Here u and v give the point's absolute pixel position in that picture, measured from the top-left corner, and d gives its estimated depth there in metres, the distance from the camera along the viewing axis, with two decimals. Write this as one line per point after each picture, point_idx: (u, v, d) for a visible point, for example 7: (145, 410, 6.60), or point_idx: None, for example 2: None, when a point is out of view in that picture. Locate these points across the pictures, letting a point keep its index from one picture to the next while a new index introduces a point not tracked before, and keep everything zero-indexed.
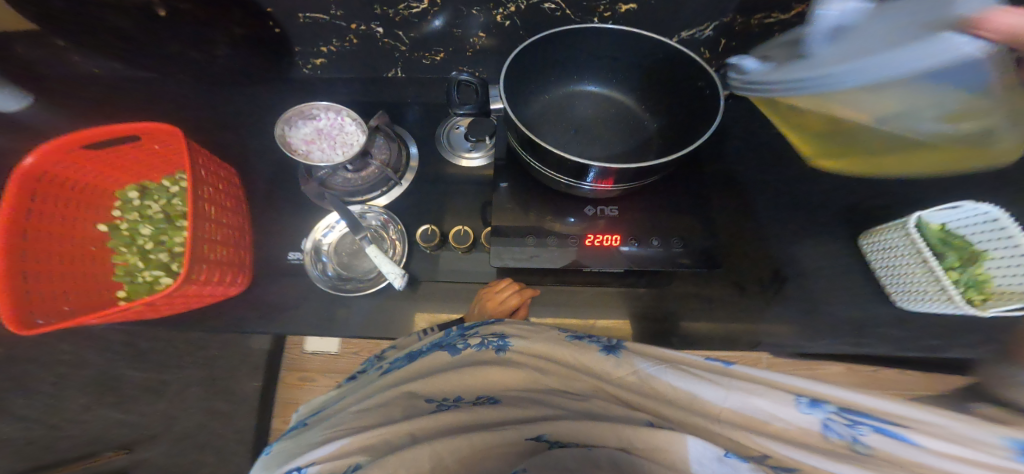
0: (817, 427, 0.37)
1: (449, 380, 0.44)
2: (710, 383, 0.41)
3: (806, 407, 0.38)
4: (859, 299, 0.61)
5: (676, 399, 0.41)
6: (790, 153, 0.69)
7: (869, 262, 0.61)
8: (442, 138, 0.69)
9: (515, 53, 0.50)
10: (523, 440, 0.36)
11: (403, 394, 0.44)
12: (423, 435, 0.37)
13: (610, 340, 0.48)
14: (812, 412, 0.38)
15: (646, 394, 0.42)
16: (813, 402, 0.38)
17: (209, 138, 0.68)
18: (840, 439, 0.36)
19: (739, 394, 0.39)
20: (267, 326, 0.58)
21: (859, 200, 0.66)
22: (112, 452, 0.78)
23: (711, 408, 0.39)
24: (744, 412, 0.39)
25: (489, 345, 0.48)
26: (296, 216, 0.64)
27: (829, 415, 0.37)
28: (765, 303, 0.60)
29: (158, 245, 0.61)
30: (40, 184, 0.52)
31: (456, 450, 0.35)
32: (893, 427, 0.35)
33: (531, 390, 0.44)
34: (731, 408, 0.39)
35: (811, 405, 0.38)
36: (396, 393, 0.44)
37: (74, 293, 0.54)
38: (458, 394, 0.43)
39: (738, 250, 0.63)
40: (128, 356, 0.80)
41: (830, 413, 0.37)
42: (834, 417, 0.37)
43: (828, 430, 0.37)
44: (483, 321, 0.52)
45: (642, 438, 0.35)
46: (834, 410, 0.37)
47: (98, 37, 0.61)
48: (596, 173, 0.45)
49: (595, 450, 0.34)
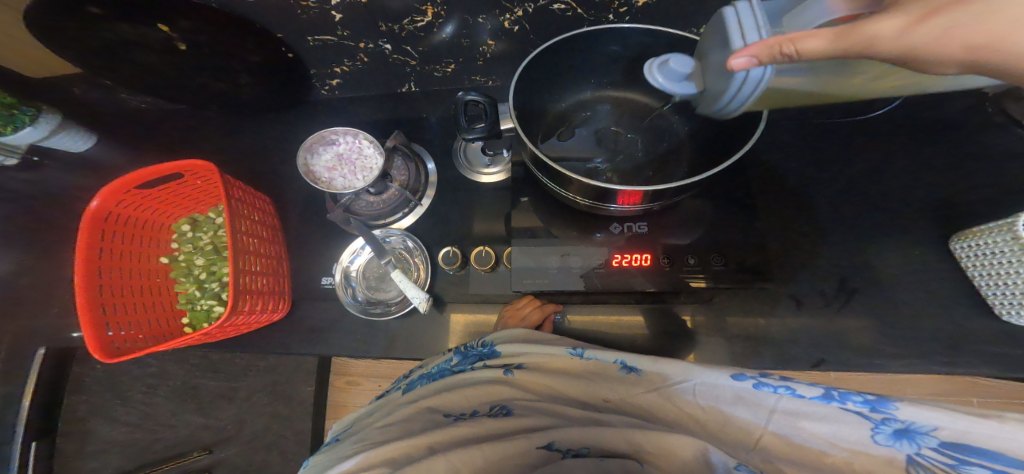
0: (898, 461, 0.30)
1: (465, 396, 0.44)
2: (747, 405, 0.35)
3: (886, 438, 0.30)
4: (947, 311, 0.52)
5: (705, 419, 0.38)
6: (849, 144, 0.60)
7: (967, 271, 0.52)
8: (459, 155, 0.67)
9: (524, 64, 0.45)
10: (537, 449, 0.38)
11: (424, 409, 0.43)
12: (445, 445, 0.37)
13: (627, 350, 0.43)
14: (894, 444, 0.30)
15: (674, 413, 0.40)
16: (899, 433, 0.29)
17: (244, 168, 0.71)
18: None
19: (784, 417, 0.34)
20: (310, 348, 0.61)
21: (944, 194, 0.56)
22: (196, 452, 0.88)
23: (746, 437, 0.36)
24: (790, 438, 0.34)
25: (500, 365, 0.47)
26: (328, 241, 0.66)
27: (921, 450, 0.29)
28: (826, 319, 0.53)
29: (211, 275, 0.67)
30: (107, 224, 0.57)
31: (472, 460, 0.36)
32: None
33: (550, 399, 0.44)
34: (773, 431, 0.35)
35: (894, 435, 0.30)
36: (416, 409, 0.43)
37: (148, 323, 0.60)
38: (474, 407, 0.43)
39: (794, 259, 0.55)
40: (202, 365, 0.91)
41: (924, 448, 0.29)
42: (926, 454, 0.28)
43: (913, 463, 0.29)
44: (484, 345, 0.51)
45: (654, 443, 0.38)
46: (933, 445, 0.28)
47: (134, 76, 0.63)
48: (619, 195, 0.42)
49: (606, 459, 0.39)
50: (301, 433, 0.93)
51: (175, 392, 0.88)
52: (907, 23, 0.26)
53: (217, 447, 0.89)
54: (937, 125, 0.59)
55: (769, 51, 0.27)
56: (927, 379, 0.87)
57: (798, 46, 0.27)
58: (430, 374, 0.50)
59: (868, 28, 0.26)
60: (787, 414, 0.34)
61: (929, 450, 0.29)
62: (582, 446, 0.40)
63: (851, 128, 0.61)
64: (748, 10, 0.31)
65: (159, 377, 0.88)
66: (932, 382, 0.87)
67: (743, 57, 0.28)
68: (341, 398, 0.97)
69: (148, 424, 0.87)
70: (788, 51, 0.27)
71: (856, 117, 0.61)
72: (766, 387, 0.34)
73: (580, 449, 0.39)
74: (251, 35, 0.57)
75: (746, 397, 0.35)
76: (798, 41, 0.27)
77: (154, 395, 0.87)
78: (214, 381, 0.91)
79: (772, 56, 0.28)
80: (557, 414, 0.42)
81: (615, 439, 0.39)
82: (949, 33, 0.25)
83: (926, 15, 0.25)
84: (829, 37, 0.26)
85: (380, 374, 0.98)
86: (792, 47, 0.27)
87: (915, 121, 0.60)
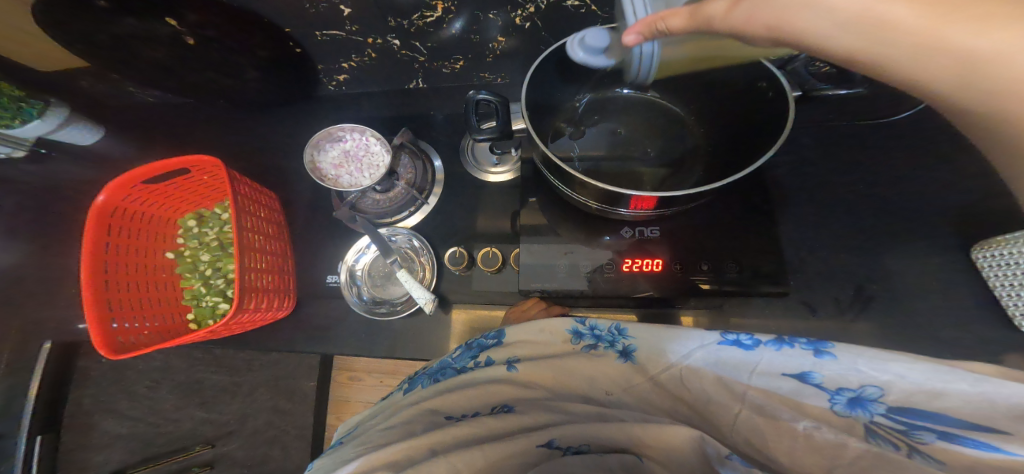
0: (857, 428, 0.33)
1: (465, 395, 0.42)
2: (724, 384, 0.38)
3: (844, 407, 0.33)
4: (966, 322, 0.51)
5: (691, 399, 0.41)
6: (866, 149, 0.59)
7: (988, 281, 0.50)
8: (466, 153, 0.66)
9: (536, 62, 0.45)
10: (536, 447, 0.39)
11: (424, 412, 0.41)
12: (446, 448, 0.37)
13: (625, 342, 0.41)
14: (851, 413, 0.33)
15: (669, 397, 0.42)
16: (853, 402, 0.32)
17: (250, 163, 0.70)
18: (889, 446, 0.31)
19: (757, 391, 0.37)
20: (313, 345, 0.61)
21: (965, 202, 0.55)
22: (199, 446, 0.87)
23: (727, 413, 0.39)
24: (765, 409, 0.37)
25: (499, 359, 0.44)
26: (334, 238, 0.65)
27: (873, 416, 0.32)
28: (840, 327, 0.52)
29: (217, 271, 0.67)
30: (113, 218, 0.57)
31: (472, 462, 0.36)
32: (969, 435, 0.27)
33: (552, 396, 0.43)
34: (749, 404, 0.38)
35: (849, 404, 0.32)
36: (416, 411, 0.42)
37: (155, 318, 0.60)
38: (475, 408, 0.41)
39: (807, 265, 0.54)
40: (207, 360, 0.90)
41: (876, 415, 0.31)
42: (878, 420, 0.31)
43: (871, 431, 0.32)
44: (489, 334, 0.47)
45: (649, 435, 0.40)
46: (883, 412, 0.31)
47: (140, 69, 0.63)
48: (632, 200, 0.41)
49: (605, 455, 0.41)
50: (303, 429, 0.94)
51: (179, 387, 0.88)
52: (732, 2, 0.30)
53: (219, 442, 0.89)
54: (961, 130, 0.57)
55: (648, 28, 0.34)
56: None
57: (665, 24, 0.33)
58: (432, 372, 0.47)
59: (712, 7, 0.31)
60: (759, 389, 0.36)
61: (880, 416, 0.31)
62: (581, 443, 0.42)
63: (869, 133, 0.59)
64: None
65: (164, 372, 0.88)
66: None
67: (632, 34, 0.35)
68: (345, 393, 0.99)
69: (152, 418, 0.86)
70: (659, 27, 0.33)
71: (876, 120, 0.59)
72: (733, 353, 0.36)
73: (581, 446, 0.42)
74: (258, 29, 0.56)
75: (725, 377, 0.38)
76: (664, 20, 0.33)
77: (159, 389, 0.87)
78: (219, 375, 0.91)
79: (652, 32, 0.34)
80: (557, 410, 0.42)
81: (614, 433, 0.41)
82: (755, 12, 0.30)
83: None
84: (682, 17, 0.32)
85: (381, 370, 1.00)
86: (662, 24, 0.33)
87: (936, 126, 0.58)
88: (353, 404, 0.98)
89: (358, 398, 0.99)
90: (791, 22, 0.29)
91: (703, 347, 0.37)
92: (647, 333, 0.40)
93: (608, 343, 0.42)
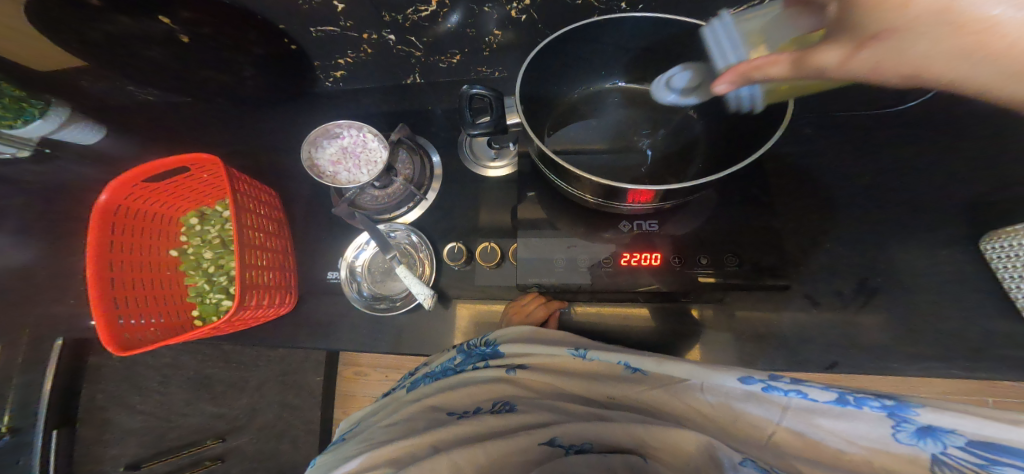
0: (922, 459, 0.29)
1: (464, 393, 0.43)
2: (761, 403, 0.35)
3: (908, 436, 0.29)
4: (973, 314, 0.50)
5: (716, 416, 0.38)
6: (872, 139, 0.57)
7: (998, 274, 0.49)
8: (464, 148, 0.66)
9: (531, 56, 0.43)
10: (537, 445, 0.38)
11: (425, 408, 0.43)
12: (446, 445, 0.37)
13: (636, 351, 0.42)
14: (917, 442, 0.29)
15: (681, 407, 0.40)
16: (922, 431, 0.29)
17: (250, 162, 0.71)
18: None
19: (799, 414, 0.33)
20: (315, 342, 0.61)
21: (972, 192, 0.54)
22: (210, 441, 0.89)
23: (759, 434, 0.35)
24: (804, 434, 0.34)
25: (500, 362, 0.46)
26: (334, 235, 0.66)
27: (947, 449, 0.28)
28: (844, 320, 0.51)
29: (219, 268, 0.67)
30: (116, 217, 0.57)
31: (474, 458, 0.36)
32: None
33: (552, 397, 0.44)
34: (787, 428, 0.34)
35: (916, 433, 0.29)
36: (418, 408, 0.43)
37: (162, 315, 0.61)
38: (477, 405, 0.43)
39: (811, 259, 0.53)
40: (215, 356, 0.92)
41: (949, 447, 0.28)
42: (953, 453, 0.28)
43: (939, 463, 0.28)
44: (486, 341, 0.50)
45: (654, 437, 0.38)
46: (960, 444, 0.28)
47: (137, 67, 0.63)
48: (629, 193, 0.41)
49: (609, 455, 0.38)
50: (311, 422, 0.96)
51: (188, 382, 0.89)
52: (845, 53, 0.27)
53: (230, 436, 0.91)
54: (969, 120, 0.56)
55: (742, 76, 0.35)
56: (938, 383, 0.85)
57: (764, 72, 0.33)
58: (433, 373, 0.49)
59: (815, 55, 0.29)
60: (802, 411, 0.33)
61: (955, 449, 0.28)
62: (583, 441, 0.39)
63: (875, 123, 0.58)
64: (723, 28, 0.41)
65: (174, 367, 0.89)
66: (943, 384, 0.85)
67: (722, 82, 0.37)
68: (350, 388, 1.04)
69: (163, 412, 0.87)
70: (755, 76, 0.34)
71: (887, 108, 0.57)
72: (776, 391, 0.34)
73: (583, 444, 0.39)
74: (253, 26, 0.56)
75: (759, 394, 0.35)
76: (764, 69, 0.33)
77: (169, 385, 0.89)
78: (227, 371, 0.92)
79: (747, 78, 0.35)
80: (558, 409, 0.42)
81: (619, 434, 0.39)
82: (886, 61, 0.25)
83: (861, 45, 0.26)
84: (782, 66, 0.31)
85: (385, 365, 1.02)
86: (761, 71, 0.33)
87: (945, 115, 0.57)
88: (357, 398, 1.03)
89: (362, 393, 1.03)
90: (930, 73, 0.25)
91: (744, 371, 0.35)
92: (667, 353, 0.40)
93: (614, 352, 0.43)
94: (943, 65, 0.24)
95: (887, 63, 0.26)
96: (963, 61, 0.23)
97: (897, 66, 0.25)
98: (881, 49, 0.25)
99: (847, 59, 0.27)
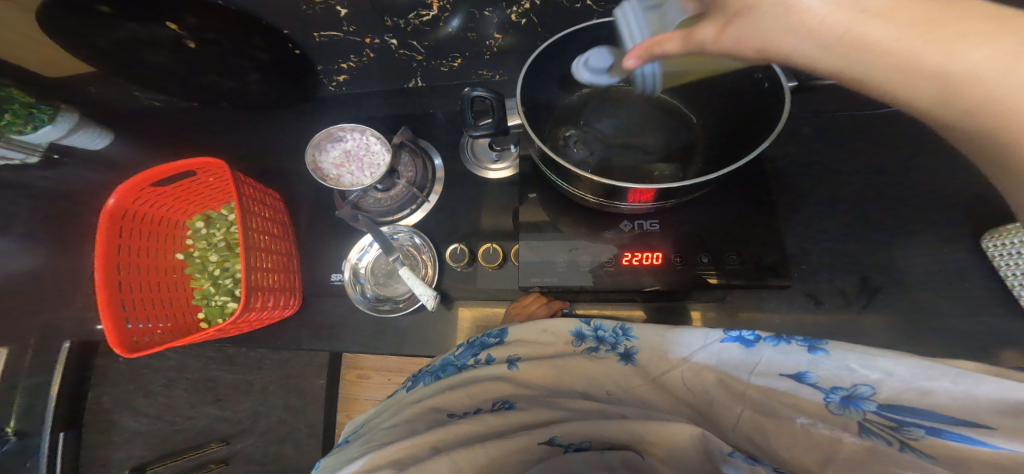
0: (853, 428, 0.32)
1: (465, 393, 0.42)
2: (727, 386, 0.38)
3: (838, 403, 0.33)
4: (977, 312, 0.50)
5: (693, 402, 0.40)
6: (872, 138, 0.58)
7: (1001, 272, 0.49)
8: (465, 150, 0.66)
9: (530, 60, 0.44)
10: (537, 445, 0.38)
11: (426, 409, 0.42)
12: (447, 445, 0.37)
13: (625, 345, 0.43)
14: (845, 411, 0.33)
15: (671, 398, 0.41)
16: (846, 399, 0.32)
17: (254, 166, 0.71)
18: (882, 442, 0.30)
19: (758, 393, 0.37)
20: (319, 344, 0.62)
21: (974, 191, 0.53)
22: (214, 444, 0.90)
23: (728, 414, 0.38)
24: (765, 411, 0.36)
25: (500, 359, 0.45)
26: (337, 238, 0.66)
27: (867, 414, 0.31)
28: (846, 319, 0.51)
29: (225, 271, 0.68)
30: (124, 221, 0.58)
31: (474, 458, 0.36)
32: (954, 428, 0.27)
33: (552, 394, 0.43)
34: (751, 408, 0.37)
35: (843, 401, 0.33)
36: (419, 409, 0.42)
37: (168, 318, 0.62)
38: (477, 405, 0.42)
39: (811, 257, 0.54)
40: (219, 359, 0.92)
41: (868, 413, 0.31)
42: (871, 418, 0.31)
43: (866, 430, 0.31)
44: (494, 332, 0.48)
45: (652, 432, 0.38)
46: (874, 408, 0.31)
47: (144, 73, 0.64)
48: (629, 193, 0.41)
49: (607, 452, 0.39)
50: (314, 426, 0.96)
51: (193, 385, 0.90)
52: (716, 28, 0.27)
53: (234, 439, 0.92)
54: None
55: (646, 54, 0.29)
56: None
57: (663, 50, 0.29)
58: (434, 370, 0.48)
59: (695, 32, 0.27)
60: (759, 388, 0.37)
61: (873, 413, 0.31)
62: (582, 440, 0.39)
63: (875, 122, 0.58)
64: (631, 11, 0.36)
65: (179, 370, 0.90)
66: None
67: (631, 58, 0.31)
68: (352, 392, 1.01)
69: (168, 415, 0.88)
70: (657, 51, 0.29)
71: (886, 109, 0.58)
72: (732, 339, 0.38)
73: (582, 442, 0.39)
74: (257, 31, 0.57)
75: (727, 379, 0.38)
76: (660, 45, 0.29)
77: (174, 388, 0.89)
78: (231, 374, 0.93)
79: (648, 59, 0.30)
80: (557, 406, 0.42)
81: (619, 432, 0.39)
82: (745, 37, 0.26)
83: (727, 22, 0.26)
84: (676, 42, 0.28)
85: (388, 368, 1.01)
86: (658, 49, 0.29)
87: None
88: (360, 402, 1.00)
89: (366, 396, 1.01)
90: (777, 50, 0.25)
91: (707, 343, 0.39)
92: (649, 339, 0.42)
93: (610, 346, 0.44)
94: (782, 42, 0.25)
95: (744, 40, 0.26)
96: (791, 37, 0.24)
97: (754, 41, 0.26)
98: (742, 26, 0.26)
99: (719, 35, 0.27)
